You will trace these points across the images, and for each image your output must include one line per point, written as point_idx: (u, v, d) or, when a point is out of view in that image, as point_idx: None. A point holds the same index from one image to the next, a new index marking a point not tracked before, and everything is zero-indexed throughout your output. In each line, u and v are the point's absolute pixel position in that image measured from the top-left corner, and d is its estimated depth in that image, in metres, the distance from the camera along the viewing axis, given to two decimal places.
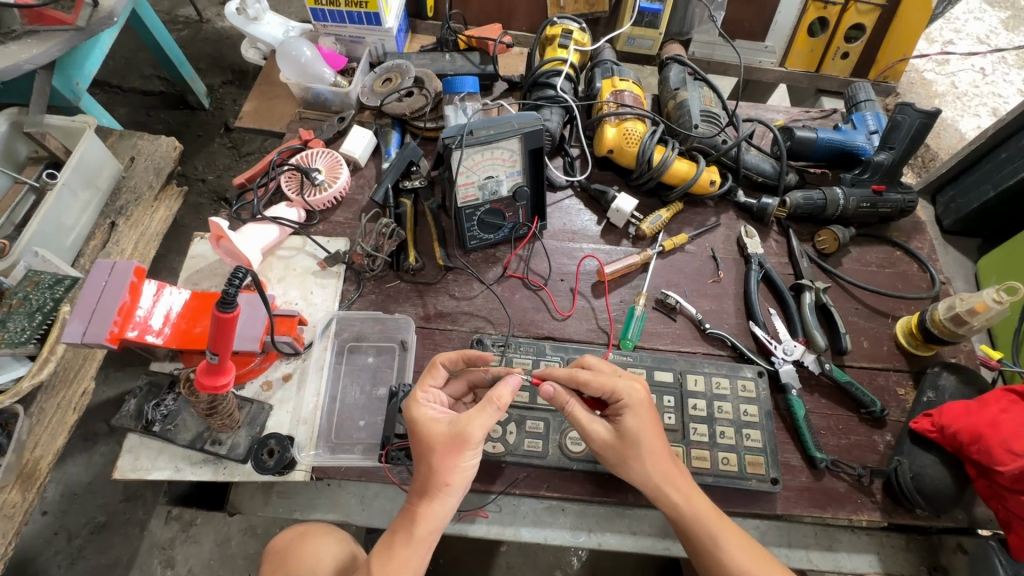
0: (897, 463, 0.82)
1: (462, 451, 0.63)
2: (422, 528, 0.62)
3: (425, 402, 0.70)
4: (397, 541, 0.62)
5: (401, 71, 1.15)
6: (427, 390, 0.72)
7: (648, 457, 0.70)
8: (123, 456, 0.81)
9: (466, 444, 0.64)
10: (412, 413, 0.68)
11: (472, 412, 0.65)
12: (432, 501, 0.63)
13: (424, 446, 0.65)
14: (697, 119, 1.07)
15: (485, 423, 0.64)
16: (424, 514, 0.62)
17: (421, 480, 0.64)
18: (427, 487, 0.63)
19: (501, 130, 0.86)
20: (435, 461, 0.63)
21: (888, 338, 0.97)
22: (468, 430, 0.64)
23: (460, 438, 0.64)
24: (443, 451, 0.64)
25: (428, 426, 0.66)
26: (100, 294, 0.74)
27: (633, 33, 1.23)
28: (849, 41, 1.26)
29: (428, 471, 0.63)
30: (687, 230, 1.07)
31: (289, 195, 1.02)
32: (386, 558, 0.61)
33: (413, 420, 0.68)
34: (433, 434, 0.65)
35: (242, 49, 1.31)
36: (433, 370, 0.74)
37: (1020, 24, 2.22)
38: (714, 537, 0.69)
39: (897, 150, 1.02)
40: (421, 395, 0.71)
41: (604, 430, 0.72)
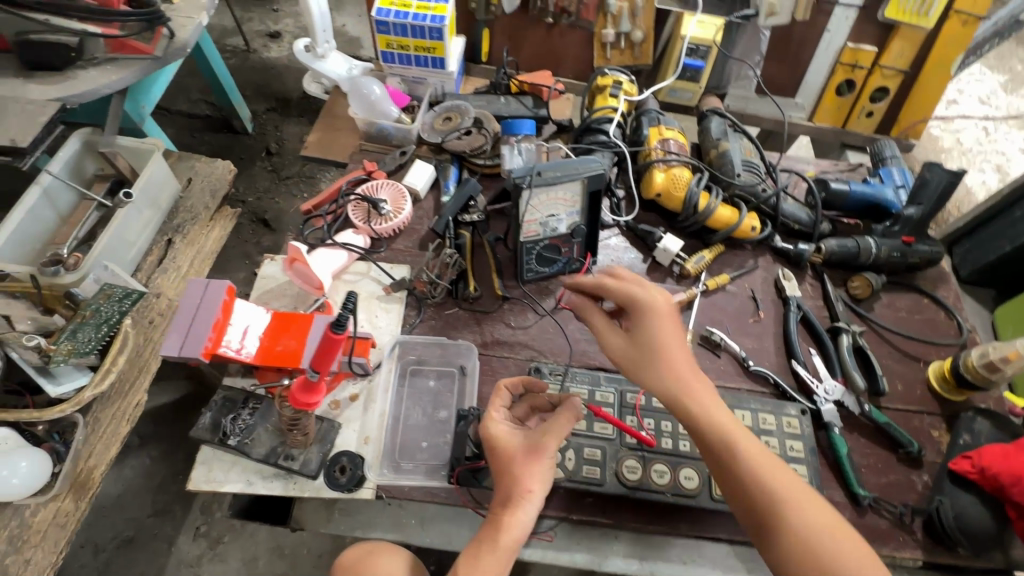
0: (939, 501, 0.86)
1: (541, 458, 0.68)
2: (507, 536, 0.65)
3: (499, 419, 0.74)
4: (483, 549, 0.64)
5: (461, 112, 1.22)
6: (498, 409, 0.77)
7: (702, 401, 0.69)
8: (197, 467, 0.84)
9: (543, 453, 0.69)
10: (487, 430, 0.73)
11: (546, 425, 0.71)
12: (516, 509, 0.66)
13: (503, 458, 0.70)
14: (739, 168, 1.14)
15: (559, 433, 0.70)
16: (508, 523, 0.65)
17: (502, 491, 0.68)
18: (513, 496, 0.66)
19: (567, 172, 0.92)
20: (515, 470, 0.68)
21: (921, 382, 1.02)
22: (544, 440, 0.70)
23: (537, 447, 0.69)
24: (522, 460, 0.69)
25: (505, 439, 0.72)
26: (195, 310, 0.80)
27: (675, 86, 1.32)
28: (874, 101, 1.36)
29: (511, 481, 0.68)
30: (728, 271, 1.13)
31: (356, 223, 1.08)
32: (473, 563, 0.63)
33: (488, 438, 0.72)
34: (510, 447, 0.70)
35: (306, 83, 1.39)
36: (498, 393, 0.79)
37: (1017, 87, 2.37)
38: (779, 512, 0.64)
39: (925, 206, 1.09)
40: (494, 414, 0.75)
41: (615, 351, 0.76)
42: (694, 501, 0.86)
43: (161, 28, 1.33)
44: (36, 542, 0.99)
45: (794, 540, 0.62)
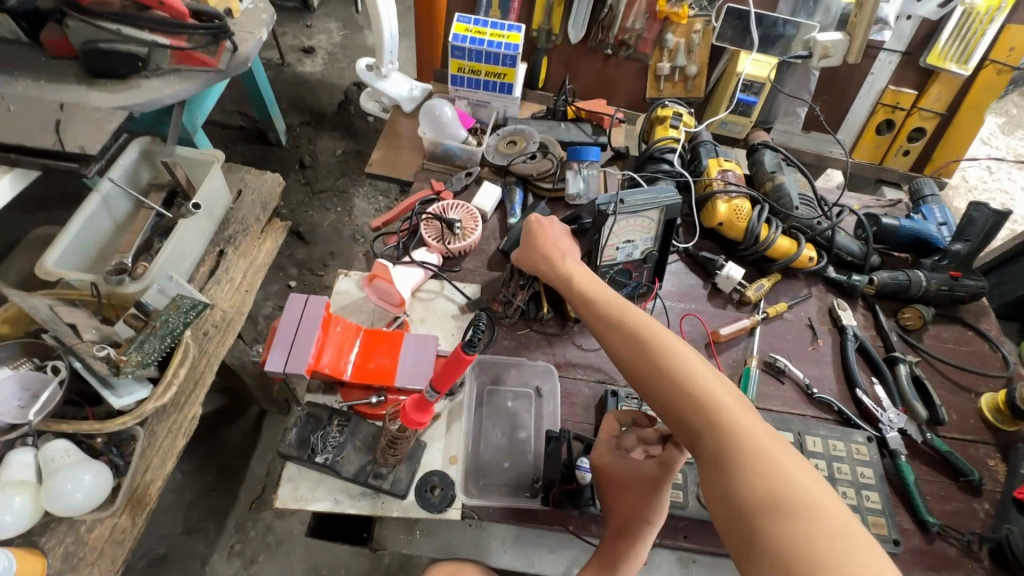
0: (1009, 530, 0.89)
1: (656, 489, 0.74)
2: (625, 564, 0.73)
3: (609, 449, 0.80)
4: (603, 574, 0.73)
5: (525, 136, 1.25)
6: (607, 439, 0.81)
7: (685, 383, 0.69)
8: (282, 485, 0.83)
9: (657, 484, 0.74)
10: (597, 460, 0.79)
11: (659, 456, 0.75)
12: (632, 537, 0.73)
13: (615, 487, 0.77)
14: (796, 200, 1.19)
15: (673, 464, 0.73)
16: (623, 554, 0.72)
17: (618, 521, 0.76)
18: (630, 528, 0.74)
19: (649, 201, 0.97)
20: (629, 502, 0.75)
21: (974, 412, 1.06)
22: (659, 472, 0.74)
23: (652, 479, 0.74)
24: (637, 492, 0.75)
25: (616, 470, 0.77)
26: (297, 327, 0.79)
27: (727, 119, 1.36)
28: (911, 140, 1.43)
29: (625, 513, 0.75)
30: (785, 299, 1.16)
31: (428, 241, 1.08)
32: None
33: (598, 468, 0.79)
34: (622, 477, 0.76)
35: (364, 101, 1.40)
36: (607, 422, 0.83)
37: (1015, 129, 2.50)
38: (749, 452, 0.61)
39: (972, 242, 1.15)
40: (604, 444, 0.81)
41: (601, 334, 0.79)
42: None
43: (226, 41, 1.34)
44: (93, 560, 0.96)
45: (768, 483, 0.58)
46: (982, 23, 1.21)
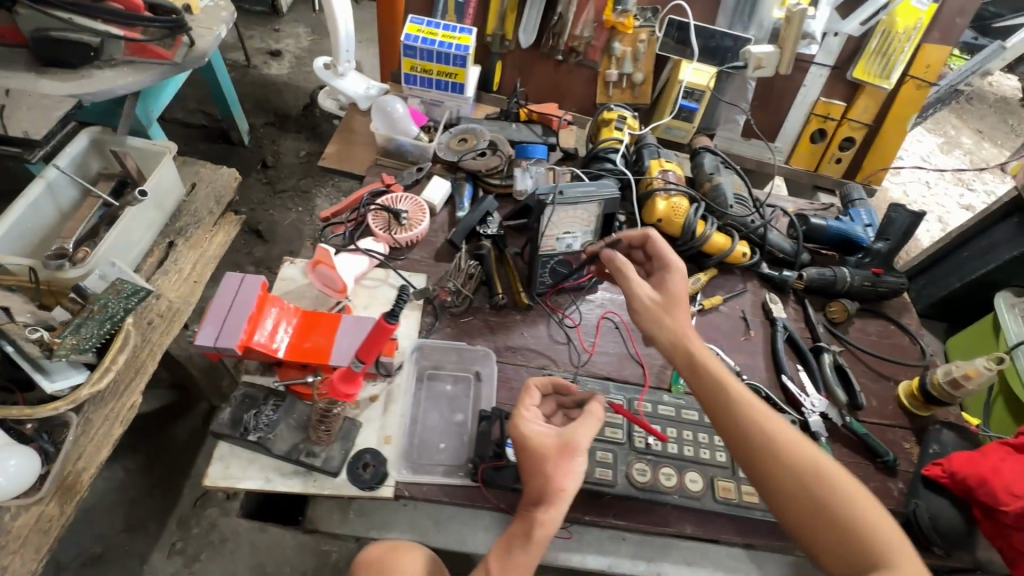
0: (915, 505, 0.94)
1: (573, 457, 0.76)
2: (540, 532, 0.71)
3: (530, 418, 0.81)
4: (517, 543, 0.71)
5: (476, 134, 1.29)
6: (528, 408, 0.83)
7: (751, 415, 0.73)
8: (213, 464, 0.83)
9: (574, 451, 0.76)
10: (519, 428, 0.79)
11: (577, 425, 0.79)
12: (550, 506, 0.72)
13: (536, 455, 0.76)
14: (732, 200, 1.26)
15: (589, 433, 0.78)
16: (543, 520, 0.71)
17: (537, 489, 0.74)
18: (548, 494, 0.72)
19: (587, 193, 1.01)
20: (551, 469, 0.74)
21: (892, 399, 1.12)
22: (576, 439, 0.77)
23: (570, 447, 0.76)
24: (557, 460, 0.75)
25: (536, 439, 0.78)
26: (231, 303, 0.81)
27: (671, 125, 1.45)
28: (842, 149, 1.52)
29: (546, 480, 0.74)
30: (721, 293, 1.22)
31: (376, 230, 1.11)
32: (507, 556, 0.70)
33: (521, 436, 0.78)
34: (544, 445, 0.77)
35: (322, 99, 1.45)
36: (528, 392, 0.85)
37: (952, 149, 2.64)
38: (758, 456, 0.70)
39: (893, 241, 1.23)
40: (526, 413, 0.81)
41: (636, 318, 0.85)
42: (698, 502, 0.91)
43: (182, 36, 1.35)
44: (15, 549, 0.93)
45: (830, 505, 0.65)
46: (901, 41, 1.30)
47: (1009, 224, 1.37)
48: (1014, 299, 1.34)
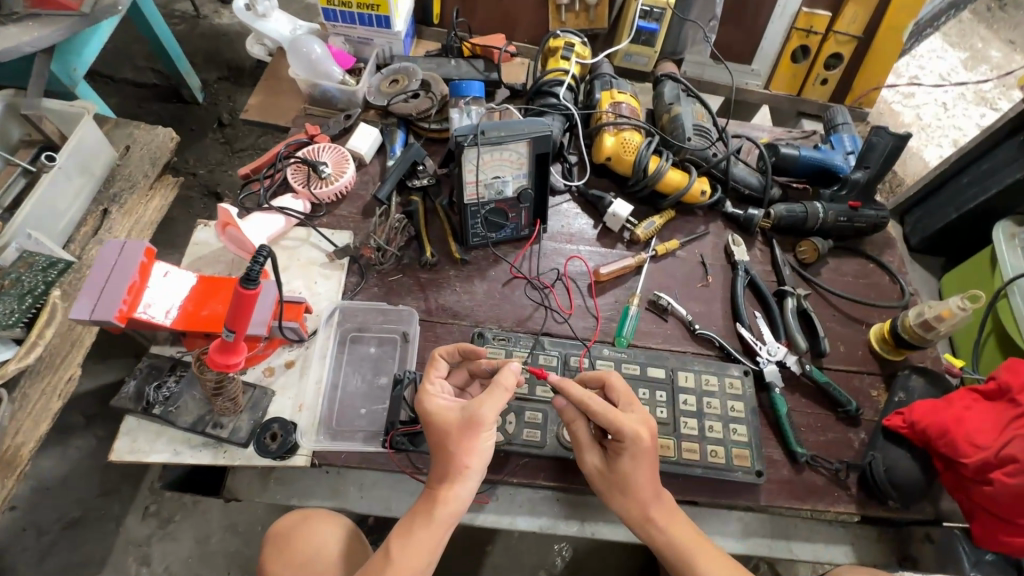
0: (872, 457, 0.87)
1: (477, 432, 0.69)
2: (443, 510, 0.68)
3: (435, 393, 0.73)
4: (418, 520, 0.68)
5: (408, 74, 1.18)
6: (434, 381, 0.75)
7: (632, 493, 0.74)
8: (120, 438, 0.80)
9: (478, 427, 0.68)
10: (423, 404, 0.72)
11: (482, 397, 0.70)
12: (455, 483, 0.68)
13: (438, 433, 0.70)
14: (690, 132, 1.14)
15: (494, 406, 0.69)
16: (443, 498, 0.68)
17: (442, 466, 0.69)
18: (451, 471, 0.68)
19: (513, 132, 0.89)
20: (454, 446, 0.68)
21: (863, 344, 1.03)
22: (479, 414, 0.69)
23: (472, 422, 0.68)
24: (460, 436, 0.68)
25: (440, 415, 0.70)
26: (110, 272, 0.76)
27: (630, 50, 1.30)
28: (829, 68, 1.36)
29: (448, 458, 0.68)
30: (678, 237, 1.12)
31: (295, 187, 1.04)
32: (406, 538, 0.67)
33: (425, 412, 0.71)
34: (446, 421, 0.70)
35: (248, 45, 1.33)
36: (434, 362, 0.77)
37: (978, 64, 2.27)
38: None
39: (873, 170, 1.09)
40: (431, 387, 0.74)
41: (598, 461, 0.76)
42: None
43: None
44: None
45: None
46: None
47: (1013, 144, 1.17)
48: (1014, 229, 1.18)
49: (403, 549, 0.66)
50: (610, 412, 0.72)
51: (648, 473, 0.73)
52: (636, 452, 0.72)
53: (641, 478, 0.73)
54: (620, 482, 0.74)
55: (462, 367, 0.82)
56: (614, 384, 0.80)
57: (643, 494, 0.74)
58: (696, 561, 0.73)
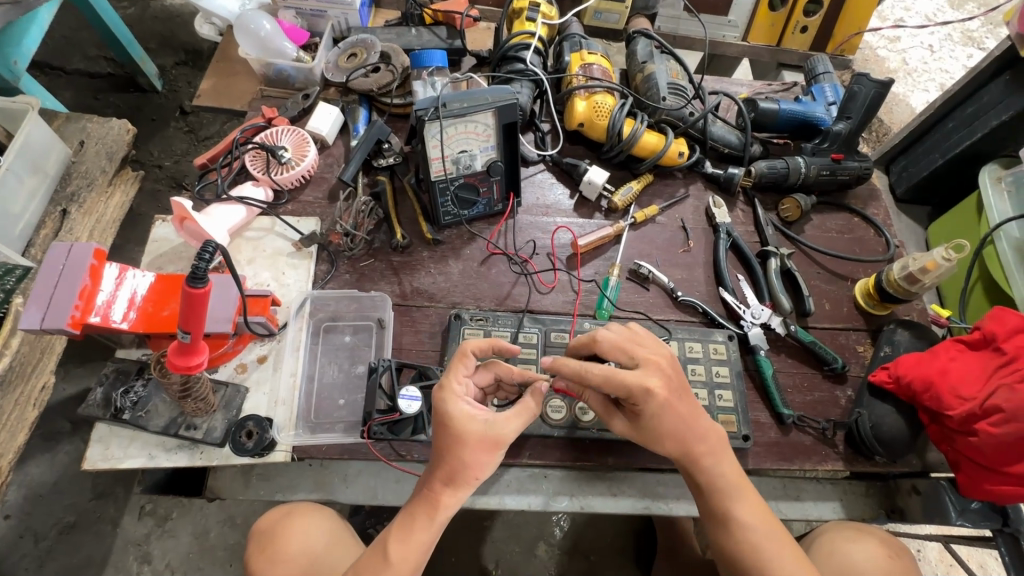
0: (858, 414, 0.87)
1: (495, 450, 0.65)
2: (443, 513, 0.65)
3: (461, 396, 0.66)
4: (418, 522, 0.65)
5: (367, 46, 1.12)
6: (461, 380, 0.67)
7: (670, 444, 0.71)
8: (91, 446, 0.78)
9: (499, 445, 0.65)
10: (445, 409, 0.65)
11: (511, 414, 0.67)
12: (457, 491, 0.65)
13: (458, 441, 0.64)
14: (665, 91, 1.09)
15: (518, 426, 0.66)
16: (445, 503, 0.65)
17: (446, 472, 0.64)
18: (457, 480, 0.64)
19: (475, 102, 0.85)
20: (468, 457, 0.64)
21: (848, 300, 1.02)
22: (504, 433, 0.65)
23: (497, 440, 0.65)
24: (477, 449, 0.64)
25: (463, 423, 0.64)
26: (59, 277, 0.72)
27: (600, 8, 1.24)
28: (808, 15, 1.31)
29: (460, 468, 0.64)
30: (657, 202, 1.08)
31: (254, 174, 0.99)
32: (406, 535, 0.65)
33: (445, 415, 0.65)
34: (468, 433, 0.64)
35: (196, 24, 1.25)
36: (464, 359, 0.68)
37: (964, 2, 2.19)
38: (755, 535, 0.70)
39: (854, 120, 1.05)
40: (455, 387, 0.66)
41: (623, 423, 0.73)
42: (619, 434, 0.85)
43: None
44: None
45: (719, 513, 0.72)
46: None
47: (999, 84, 1.12)
48: (1000, 173, 1.15)
49: (402, 556, 0.64)
50: (607, 377, 0.66)
51: (673, 425, 0.69)
52: (654, 409, 0.67)
53: (671, 425, 0.69)
54: (647, 437, 0.71)
55: (490, 367, 0.73)
56: (603, 344, 0.71)
57: (672, 444, 0.70)
58: (733, 502, 0.71)
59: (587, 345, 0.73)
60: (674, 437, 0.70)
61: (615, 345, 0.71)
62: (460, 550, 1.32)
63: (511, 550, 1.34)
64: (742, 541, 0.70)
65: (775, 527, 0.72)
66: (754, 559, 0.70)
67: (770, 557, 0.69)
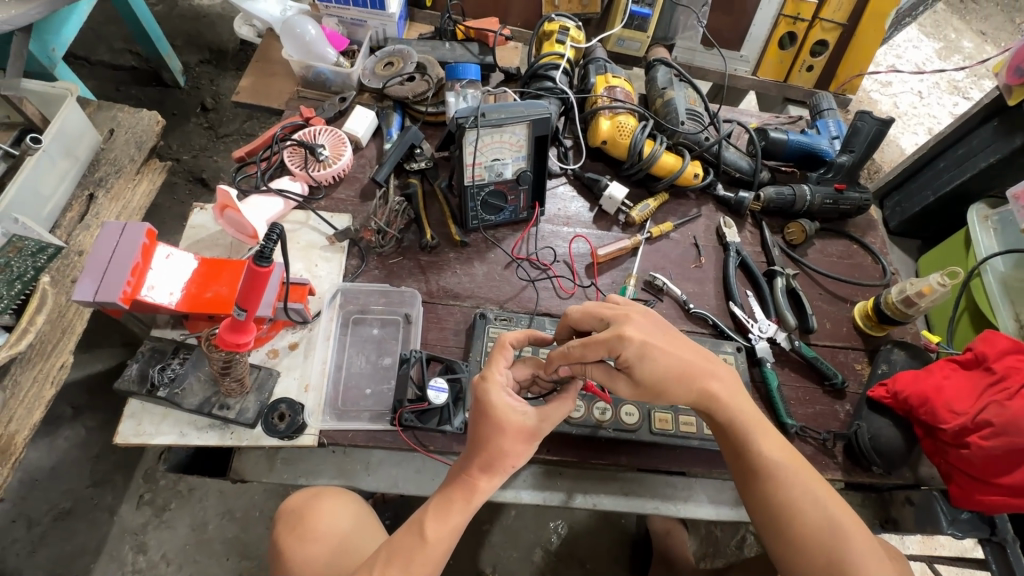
0: (857, 426, 0.92)
1: (531, 442, 0.69)
2: (479, 497, 0.69)
3: (502, 386, 0.69)
4: (454, 506, 0.68)
5: (403, 57, 1.18)
6: (501, 371, 0.70)
7: (675, 386, 0.69)
8: (124, 421, 0.80)
9: (535, 437, 0.69)
10: (488, 397, 0.68)
11: (549, 409, 0.70)
12: (493, 477, 0.69)
13: (499, 430, 0.67)
14: (683, 116, 1.16)
15: (555, 422, 0.70)
16: (482, 488, 0.69)
17: (483, 460, 0.68)
18: (494, 466, 0.68)
19: (512, 114, 0.90)
20: (506, 445, 0.67)
21: (847, 320, 1.08)
22: (543, 427, 0.69)
23: (533, 433, 0.69)
24: (516, 440, 0.68)
25: (505, 413, 0.67)
26: (113, 252, 0.76)
27: (623, 35, 1.34)
28: (814, 55, 1.41)
29: (498, 456, 0.68)
30: (672, 219, 1.14)
31: (292, 169, 1.03)
32: (441, 516, 0.68)
33: (488, 403, 0.68)
34: (509, 423, 0.67)
35: (236, 25, 1.30)
36: (503, 350, 0.72)
37: (951, 54, 2.33)
38: (784, 468, 0.71)
39: (857, 153, 1.13)
40: (499, 377, 0.69)
41: (626, 387, 0.70)
42: (634, 435, 0.89)
43: None
44: None
45: (747, 455, 0.72)
46: None
47: (987, 129, 1.22)
48: (987, 212, 1.23)
49: (437, 535, 0.67)
50: (587, 336, 0.67)
51: (664, 365, 0.68)
52: (639, 352, 0.67)
53: (669, 365, 0.68)
54: (651, 393, 0.70)
55: (526, 362, 0.76)
56: (575, 315, 0.73)
57: (678, 385, 0.70)
58: (755, 436, 0.72)
59: (567, 326, 0.76)
60: (680, 377, 0.69)
61: (585, 316, 0.72)
62: (458, 552, 1.34)
63: (509, 555, 1.35)
64: (771, 475, 0.71)
65: (802, 467, 0.72)
66: (787, 495, 0.70)
67: (803, 491, 0.70)
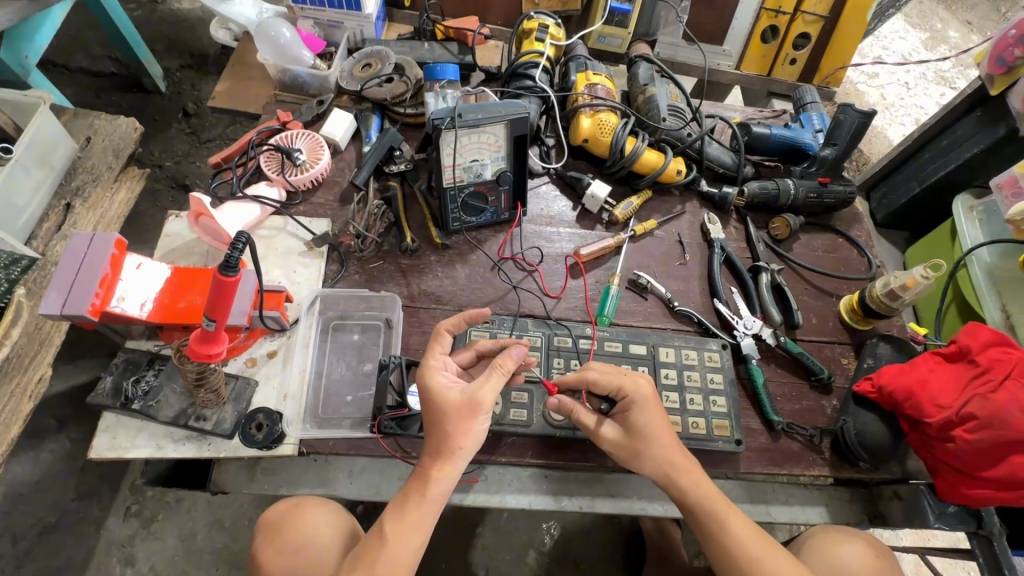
0: (844, 422, 0.92)
1: (476, 416, 0.68)
2: (435, 488, 0.67)
3: (437, 370, 0.72)
4: (411, 500, 0.67)
5: (381, 58, 1.16)
6: (437, 357, 0.74)
7: (655, 446, 0.77)
8: (99, 435, 0.78)
9: (478, 410, 0.68)
10: (425, 380, 0.70)
11: (486, 379, 0.69)
12: (446, 463, 0.68)
13: (439, 412, 0.68)
14: (665, 112, 1.15)
15: (496, 391, 0.69)
16: (433, 476, 0.67)
17: (433, 445, 0.68)
18: (443, 450, 0.67)
19: (489, 114, 0.88)
20: (450, 427, 0.67)
21: (833, 315, 1.07)
22: (481, 396, 0.68)
23: (474, 405, 0.68)
24: (458, 417, 0.67)
25: (441, 394, 0.69)
26: (80, 264, 0.75)
27: (604, 32, 1.33)
28: (797, 48, 1.40)
29: (444, 438, 0.67)
30: (656, 217, 1.13)
31: (269, 174, 1.02)
32: (401, 514, 0.67)
33: (424, 387, 0.70)
34: (446, 402, 0.68)
35: (212, 29, 1.28)
36: (439, 338, 0.75)
37: (937, 44, 2.33)
38: (718, 518, 0.75)
39: (840, 146, 1.12)
40: (433, 362, 0.73)
41: (613, 431, 0.79)
42: None
43: None
44: None
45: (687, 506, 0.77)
46: None
47: (971, 119, 1.21)
48: (972, 202, 1.22)
49: (396, 531, 0.67)
50: (608, 374, 0.81)
51: (656, 419, 0.78)
52: (642, 401, 0.78)
53: (656, 420, 0.78)
54: (632, 443, 0.78)
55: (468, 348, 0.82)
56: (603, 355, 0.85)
57: (652, 440, 0.77)
58: (688, 485, 0.76)
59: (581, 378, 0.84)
60: (644, 427, 0.77)
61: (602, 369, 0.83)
62: (450, 556, 1.33)
63: (502, 557, 1.34)
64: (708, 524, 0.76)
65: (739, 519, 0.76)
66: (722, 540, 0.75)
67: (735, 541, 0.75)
